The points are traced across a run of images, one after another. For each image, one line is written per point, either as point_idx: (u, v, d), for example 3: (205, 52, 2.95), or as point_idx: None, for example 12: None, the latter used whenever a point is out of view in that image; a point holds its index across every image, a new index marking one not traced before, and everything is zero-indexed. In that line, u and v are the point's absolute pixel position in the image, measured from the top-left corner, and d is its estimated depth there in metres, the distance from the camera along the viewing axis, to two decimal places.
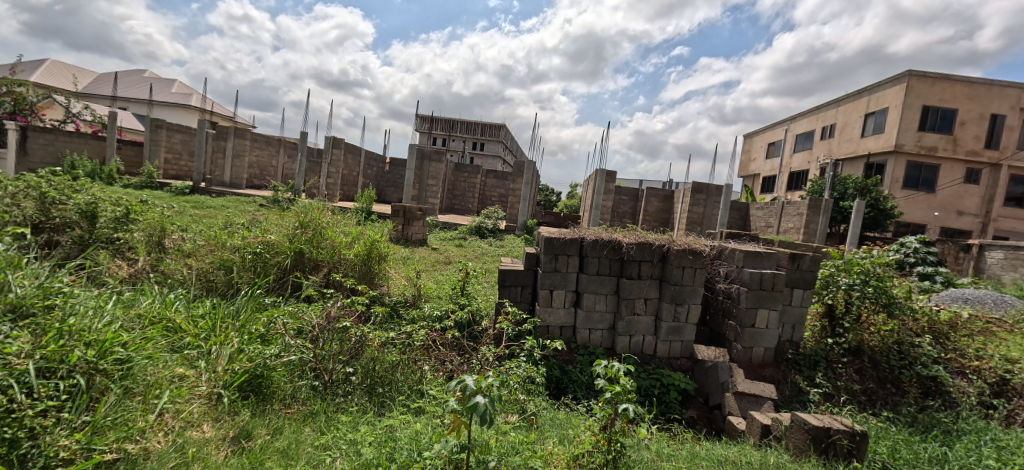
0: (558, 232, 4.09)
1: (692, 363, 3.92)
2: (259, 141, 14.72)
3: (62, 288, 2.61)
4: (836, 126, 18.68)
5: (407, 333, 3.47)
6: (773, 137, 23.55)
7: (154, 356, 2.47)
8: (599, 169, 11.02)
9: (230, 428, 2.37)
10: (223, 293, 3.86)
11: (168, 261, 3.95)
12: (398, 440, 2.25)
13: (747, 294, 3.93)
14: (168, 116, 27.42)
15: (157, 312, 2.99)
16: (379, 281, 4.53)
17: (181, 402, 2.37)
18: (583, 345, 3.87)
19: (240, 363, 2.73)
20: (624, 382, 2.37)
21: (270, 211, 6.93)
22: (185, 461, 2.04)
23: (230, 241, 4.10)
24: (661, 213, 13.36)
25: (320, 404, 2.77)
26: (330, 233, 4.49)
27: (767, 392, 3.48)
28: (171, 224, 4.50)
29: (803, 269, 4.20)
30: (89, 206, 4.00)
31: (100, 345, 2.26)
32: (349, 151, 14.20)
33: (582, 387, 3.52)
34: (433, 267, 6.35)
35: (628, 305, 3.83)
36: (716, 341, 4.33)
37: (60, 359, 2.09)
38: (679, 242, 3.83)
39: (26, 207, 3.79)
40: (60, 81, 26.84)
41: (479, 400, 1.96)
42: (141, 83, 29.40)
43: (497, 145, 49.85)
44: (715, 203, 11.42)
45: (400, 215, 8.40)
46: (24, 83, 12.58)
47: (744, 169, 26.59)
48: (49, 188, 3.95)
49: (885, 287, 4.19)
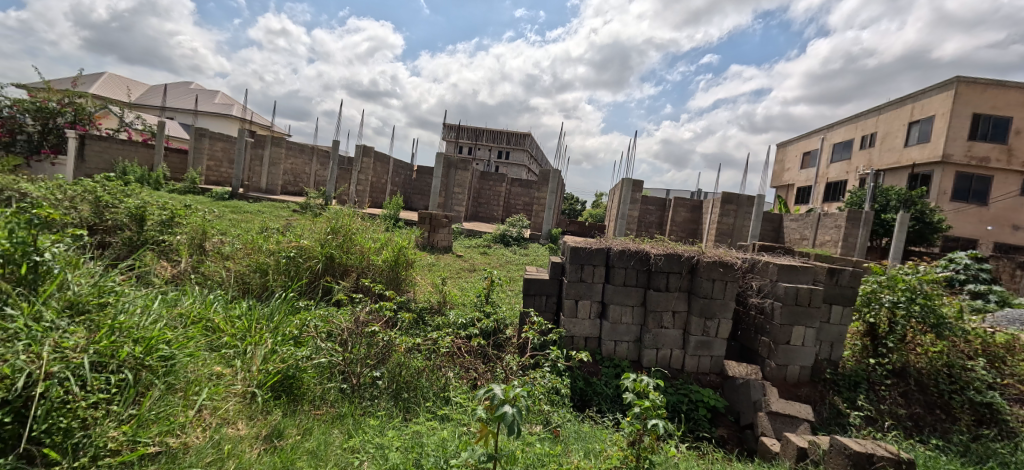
0: (585, 241, 4.06)
1: (721, 379, 3.80)
2: (294, 149, 15.23)
3: (115, 287, 2.74)
4: (877, 135, 17.96)
5: (434, 340, 3.50)
6: (808, 146, 22.82)
7: (195, 354, 2.57)
8: (624, 178, 10.96)
9: (263, 427, 2.44)
10: (259, 295, 4.00)
11: (208, 263, 4.12)
12: (426, 446, 2.28)
13: (781, 309, 3.78)
14: (211, 125, 28.90)
15: (198, 312, 3.12)
16: (405, 287, 4.59)
17: (218, 400, 2.45)
18: (609, 357, 3.81)
19: (273, 363, 2.83)
20: (654, 397, 2.33)
21: (304, 216, 7.26)
22: (221, 458, 2.12)
23: (267, 245, 4.27)
24: (689, 224, 13.08)
25: (348, 406, 2.82)
26: (358, 239, 4.61)
27: (803, 413, 3.33)
28: (212, 228, 4.69)
29: (841, 284, 4.04)
30: (138, 210, 4.21)
31: (147, 342, 2.35)
32: (378, 159, 14.58)
33: (607, 400, 3.49)
34: (458, 274, 6.41)
35: (655, 317, 3.74)
36: (747, 357, 4.19)
37: (110, 354, 2.18)
38: (709, 254, 3.75)
39: (83, 210, 4.07)
40: (116, 92, 28.63)
41: (507, 410, 1.96)
42: (187, 94, 30.98)
43: (522, 154, 50.29)
44: (746, 214, 11.11)
45: (427, 221, 8.53)
46: (85, 95, 13.17)
47: (777, 179, 25.81)
48: (103, 192, 4.20)
49: (933, 306, 4.00)
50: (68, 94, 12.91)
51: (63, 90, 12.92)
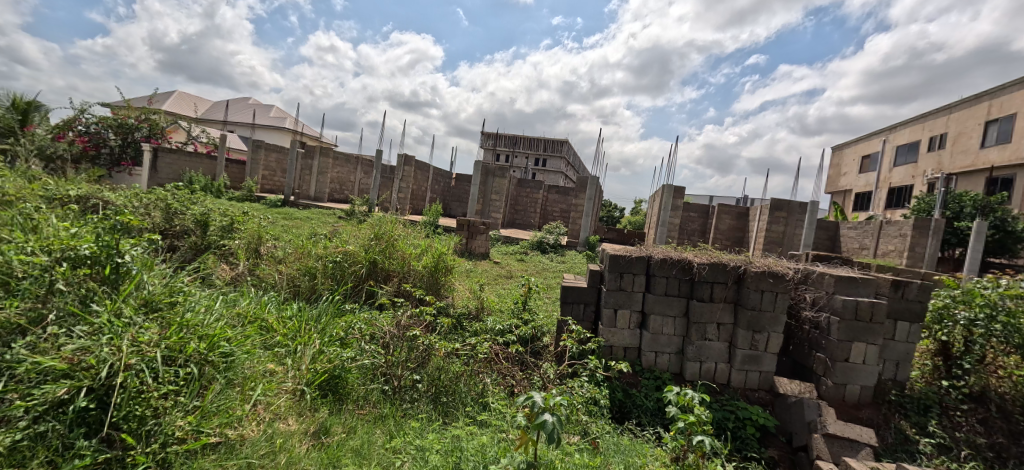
0: (625, 249, 4.00)
1: (771, 397, 3.63)
2: (341, 159, 15.92)
3: (183, 287, 2.96)
4: (948, 136, 16.66)
5: (472, 346, 3.54)
6: (868, 149, 21.45)
7: (251, 352, 2.74)
8: (665, 185, 10.72)
9: (311, 423, 2.56)
10: (307, 298, 4.20)
11: (263, 267, 4.38)
12: (465, 450, 2.31)
13: (839, 324, 3.57)
14: (266, 137, 30.79)
15: (254, 312, 3.33)
16: (444, 292, 4.69)
17: (271, 396, 2.60)
18: (649, 369, 3.72)
19: (321, 364, 2.96)
20: (700, 412, 2.35)
21: (349, 223, 7.58)
22: (274, 451, 2.24)
23: (315, 250, 4.48)
24: (734, 232, 12.59)
25: (390, 408, 2.91)
26: (400, 245, 4.75)
27: (865, 437, 3.12)
28: (267, 234, 4.98)
29: (908, 298, 3.77)
30: (202, 217, 4.54)
31: (210, 339, 2.53)
32: (419, 167, 14.97)
33: (648, 413, 3.41)
34: (495, 280, 6.48)
35: (699, 329, 3.62)
36: (801, 374, 3.97)
37: (179, 349, 2.36)
38: (758, 264, 3.60)
39: (156, 216, 4.43)
40: (185, 108, 31.02)
41: (546, 418, 1.97)
42: (245, 108, 33.12)
43: (559, 161, 50.19)
44: (798, 222, 10.56)
45: (465, 228, 8.68)
46: (159, 112, 14.30)
47: (833, 184, 24.40)
48: (172, 200, 4.56)
49: (1019, 324, 3.49)
50: (145, 111, 14.03)
51: (140, 108, 14.04)
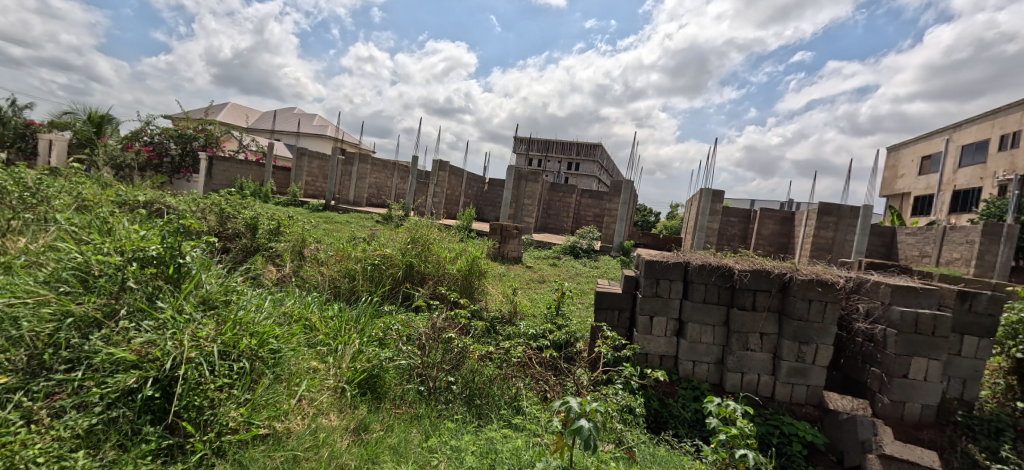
0: (660, 255, 3.94)
1: (820, 412, 3.45)
2: (378, 165, 16.41)
3: (237, 287, 3.15)
4: (1021, 134, 15.39)
5: (506, 349, 3.58)
6: (929, 149, 20.10)
7: (297, 349, 2.87)
8: (703, 188, 10.42)
9: (351, 420, 2.65)
10: (347, 298, 4.36)
11: (307, 268, 4.58)
12: (500, 453, 2.34)
13: (896, 337, 3.36)
14: (310, 145, 32.19)
15: (299, 312, 3.49)
16: (478, 295, 4.74)
17: (314, 392, 2.72)
18: (686, 378, 3.63)
19: (360, 363, 3.07)
20: (742, 426, 2.30)
21: (387, 227, 7.81)
22: (317, 444, 2.34)
23: (355, 253, 4.64)
24: (777, 237, 12.08)
25: (425, 408, 2.96)
26: (436, 249, 4.87)
27: (927, 459, 2.91)
28: (310, 237, 5.20)
29: (976, 311, 3.52)
30: (252, 220, 4.82)
31: (260, 336, 2.68)
32: (453, 172, 15.23)
33: (685, 424, 3.33)
34: (527, 284, 6.50)
35: (740, 338, 3.51)
36: (853, 390, 3.76)
37: (233, 345, 2.52)
38: (805, 271, 3.45)
39: (211, 220, 4.73)
40: (236, 119, 32.92)
41: (583, 423, 1.97)
42: (290, 117, 34.74)
43: (593, 165, 49.75)
44: (849, 228, 10.01)
45: (498, 232, 8.75)
46: (214, 122, 15.22)
47: (889, 187, 23.00)
48: (225, 204, 4.85)
49: None
50: (202, 122, 14.98)
51: (197, 119, 14.98)
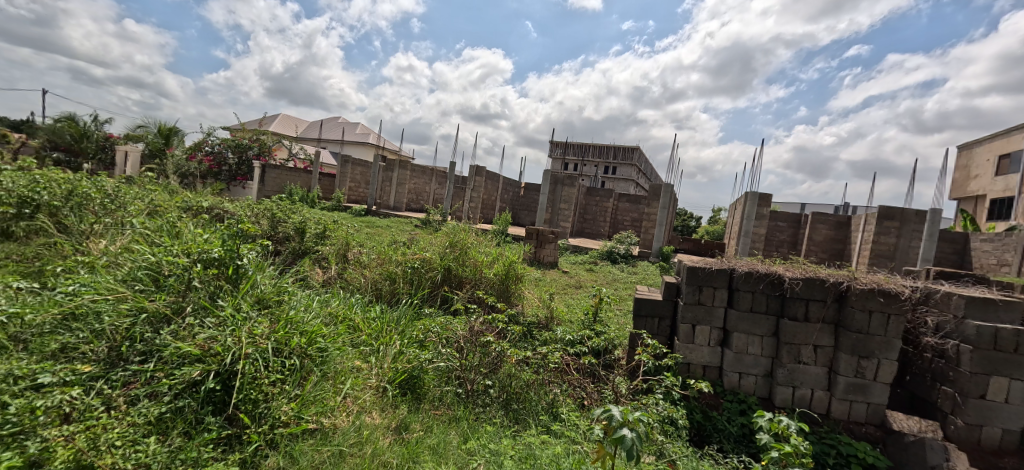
0: (703, 261, 3.81)
1: (882, 433, 3.23)
2: (417, 171, 16.83)
3: (288, 288, 3.32)
4: None
5: (543, 355, 3.58)
6: (1008, 147, 18.41)
7: (342, 349, 2.99)
8: (749, 192, 10.02)
9: (393, 419, 2.73)
10: (388, 300, 4.49)
11: (350, 271, 4.76)
12: (539, 458, 2.34)
13: (971, 354, 3.10)
14: (353, 152, 33.46)
15: (344, 312, 3.63)
16: (515, 300, 4.76)
17: (358, 390, 2.82)
18: (732, 391, 3.49)
19: (401, 363, 3.15)
20: (797, 443, 2.18)
21: (426, 231, 8.01)
22: (361, 441, 2.42)
23: (395, 256, 4.78)
24: (831, 244, 11.42)
25: (463, 410, 2.99)
26: (473, 254, 4.93)
27: None
28: (353, 241, 5.40)
29: None
30: (301, 224, 5.06)
31: (309, 335, 2.82)
32: (490, 177, 15.41)
33: (731, 438, 3.20)
34: (564, 289, 6.48)
35: (791, 351, 3.34)
36: (921, 410, 3.50)
37: (285, 342, 2.67)
38: (864, 280, 3.24)
39: (264, 224, 5.01)
40: (286, 129, 34.74)
41: (625, 433, 1.93)
42: (335, 126, 36.26)
43: (631, 168, 48.88)
44: (914, 234, 9.33)
45: (534, 237, 8.75)
46: (266, 132, 16.09)
47: (961, 189, 21.24)
48: (277, 209, 5.13)
49: None
50: (256, 132, 15.88)
51: (252, 130, 15.90)
